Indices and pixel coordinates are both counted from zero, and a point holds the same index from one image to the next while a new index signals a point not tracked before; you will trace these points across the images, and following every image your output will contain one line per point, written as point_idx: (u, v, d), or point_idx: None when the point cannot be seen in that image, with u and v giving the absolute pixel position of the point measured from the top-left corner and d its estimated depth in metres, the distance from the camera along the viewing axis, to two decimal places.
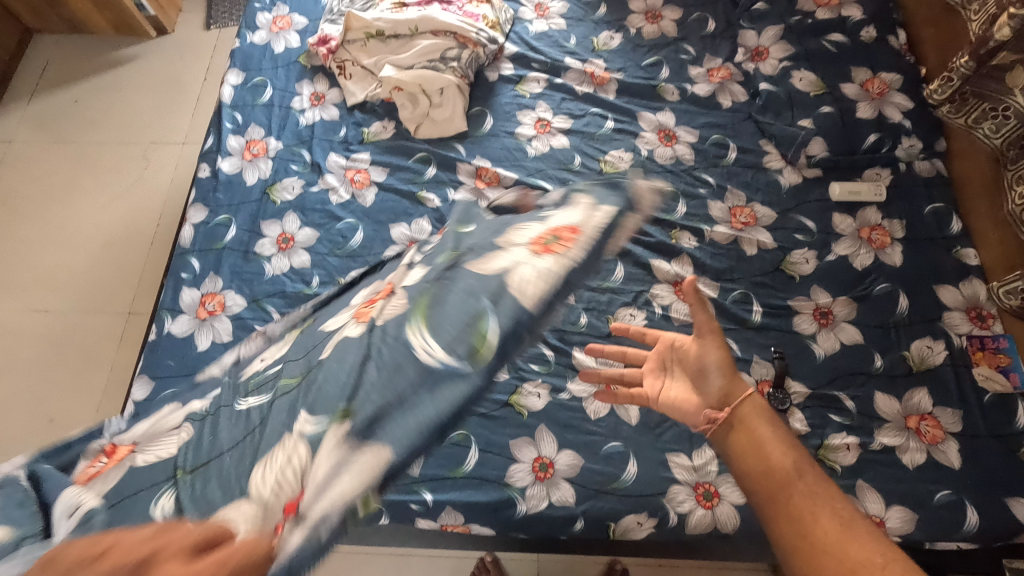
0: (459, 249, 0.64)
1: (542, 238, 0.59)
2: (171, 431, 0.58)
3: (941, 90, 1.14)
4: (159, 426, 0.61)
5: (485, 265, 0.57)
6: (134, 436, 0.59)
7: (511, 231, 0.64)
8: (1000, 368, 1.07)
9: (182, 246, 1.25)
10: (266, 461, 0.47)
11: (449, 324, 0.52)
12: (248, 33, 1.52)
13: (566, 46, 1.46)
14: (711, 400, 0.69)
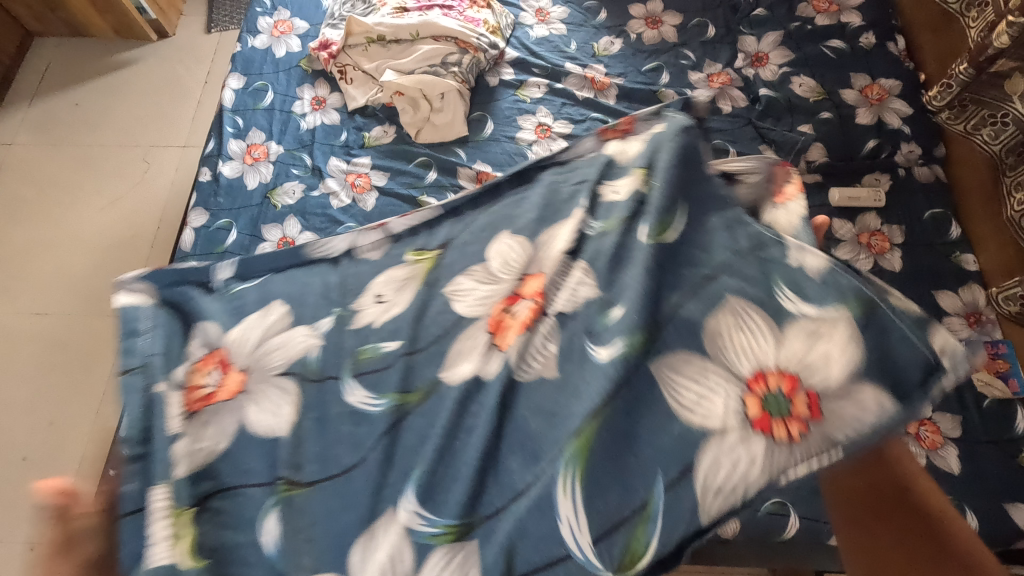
0: (643, 329, 0.63)
1: (756, 398, 0.59)
2: (272, 375, 0.70)
3: (941, 96, 1.13)
4: (265, 333, 0.73)
5: (701, 412, 0.60)
6: (237, 352, 0.71)
7: (731, 328, 0.63)
8: (999, 373, 1.08)
9: (182, 251, 1.25)
10: (363, 539, 0.59)
11: (606, 500, 0.57)
12: (249, 37, 1.53)
13: (566, 51, 1.47)
14: (870, 482, 0.64)
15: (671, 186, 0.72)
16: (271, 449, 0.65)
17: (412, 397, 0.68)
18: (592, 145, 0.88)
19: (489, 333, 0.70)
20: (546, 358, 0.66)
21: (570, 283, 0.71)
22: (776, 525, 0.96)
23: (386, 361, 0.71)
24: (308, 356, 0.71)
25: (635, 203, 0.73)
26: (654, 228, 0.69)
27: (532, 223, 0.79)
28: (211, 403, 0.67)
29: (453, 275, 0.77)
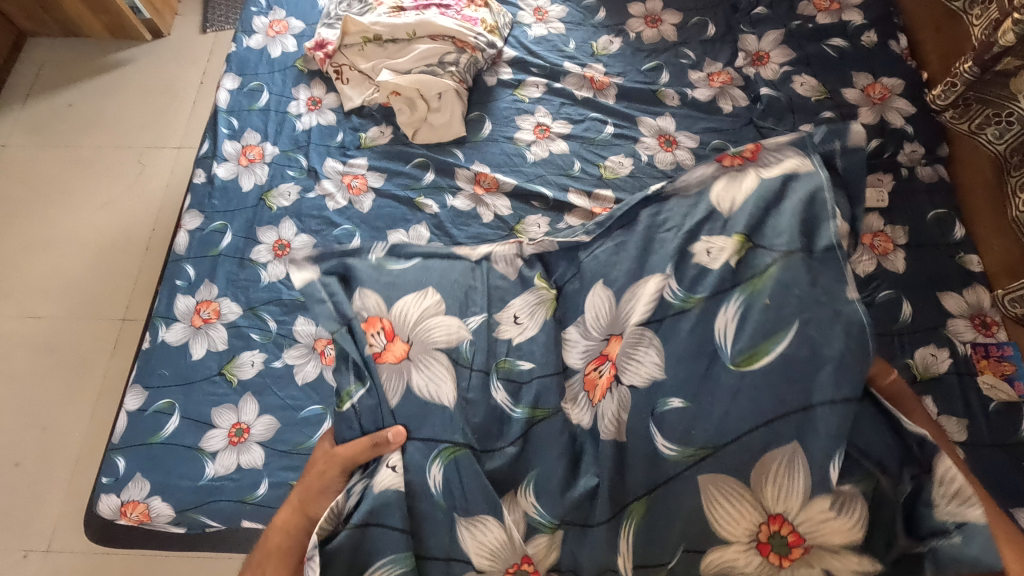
0: (712, 445, 0.70)
1: (767, 530, 0.68)
2: (431, 348, 0.86)
3: (945, 95, 1.13)
4: (421, 314, 0.89)
5: (729, 524, 0.69)
6: (399, 323, 0.88)
7: (779, 471, 0.67)
8: (1004, 377, 1.06)
9: (176, 254, 1.24)
10: (466, 521, 0.76)
11: (659, 530, 0.72)
12: (244, 37, 1.51)
13: (565, 50, 1.45)
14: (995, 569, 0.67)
15: (778, 300, 0.73)
16: (437, 414, 0.82)
17: (541, 413, 0.84)
18: (724, 188, 0.86)
19: (585, 391, 0.84)
20: (617, 425, 0.77)
21: (645, 346, 0.78)
22: None
23: (521, 380, 0.86)
24: (461, 344, 0.88)
25: (720, 283, 0.77)
26: (749, 353, 0.72)
27: (625, 281, 0.85)
28: (382, 361, 0.86)
29: (570, 324, 0.89)
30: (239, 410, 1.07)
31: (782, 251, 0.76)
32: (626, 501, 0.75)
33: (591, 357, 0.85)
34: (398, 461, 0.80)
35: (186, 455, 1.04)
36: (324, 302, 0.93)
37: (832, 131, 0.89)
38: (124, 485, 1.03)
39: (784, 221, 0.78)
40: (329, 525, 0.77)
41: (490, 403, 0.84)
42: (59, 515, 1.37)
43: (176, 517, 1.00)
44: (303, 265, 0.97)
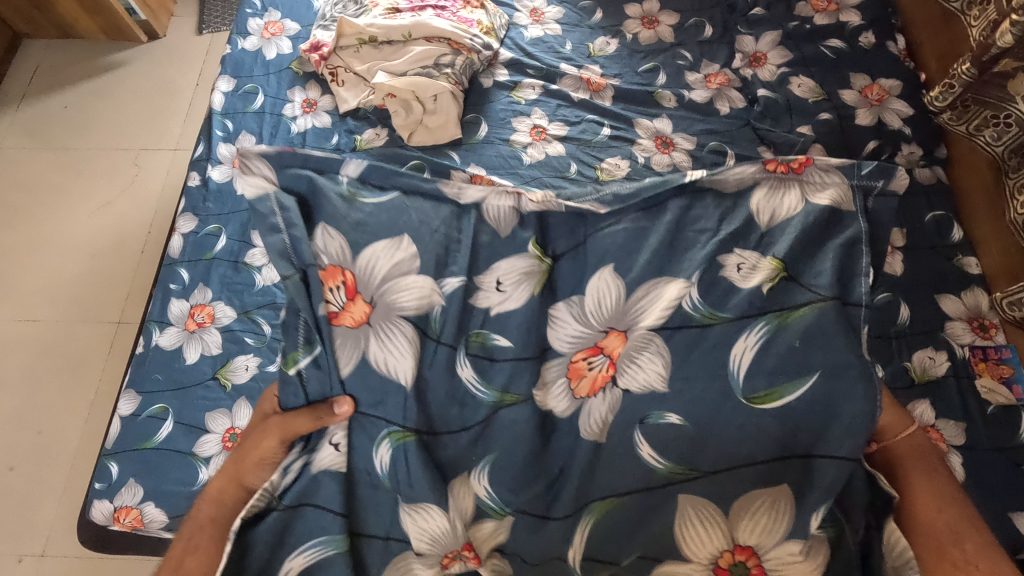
0: (704, 471, 0.75)
1: (731, 558, 0.72)
2: (396, 316, 0.82)
3: (943, 97, 1.12)
4: (390, 272, 0.83)
5: (697, 549, 0.73)
6: (365, 283, 0.82)
7: (761, 509, 0.72)
8: (1002, 380, 1.06)
9: (171, 257, 1.23)
10: (408, 507, 0.78)
11: (611, 532, 0.77)
12: (239, 39, 1.50)
13: (561, 52, 1.45)
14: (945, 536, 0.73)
15: (809, 337, 0.76)
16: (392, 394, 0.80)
17: (511, 398, 0.82)
18: (772, 203, 0.86)
19: (568, 377, 0.83)
20: (601, 426, 0.80)
21: (650, 351, 0.80)
22: None
23: (491, 357, 0.84)
24: (431, 312, 0.84)
25: (750, 306, 0.80)
26: (768, 390, 0.75)
27: (639, 276, 0.85)
28: (338, 324, 0.82)
29: (561, 302, 0.87)
30: (233, 415, 1.06)
31: (822, 293, 0.78)
32: (587, 503, 0.78)
33: (580, 344, 0.84)
34: (341, 440, 0.81)
35: (179, 461, 1.04)
36: (280, 233, 0.82)
37: (878, 170, 0.91)
38: (117, 491, 1.02)
39: (821, 263, 0.81)
40: (263, 501, 0.78)
41: (455, 381, 0.83)
42: (53, 520, 1.36)
43: (169, 524, 1.00)
44: (258, 164, 0.85)
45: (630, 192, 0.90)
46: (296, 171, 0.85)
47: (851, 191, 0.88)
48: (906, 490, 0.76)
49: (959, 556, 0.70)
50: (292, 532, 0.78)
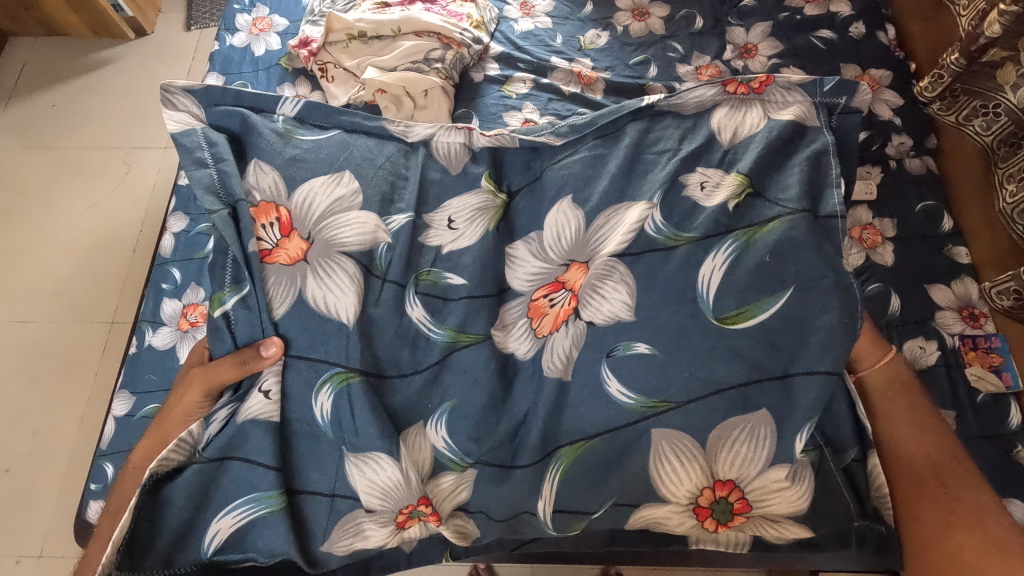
0: (676, 403, 0.80)
1: (712, 496, 0.80)
2: (336, 252, 0.87)
3: (932, 87, 1.13)
4: (327, 207, 0.89)
5: (674, 488, 0.80)
6: (300, 219, 0.89)
7: (741, 439, 0.78)
8: (992, 368, 1.06)
9: (162, 257, 1.23)
10: (355, 456, 0.82)
11: (586, 476, 0.82)
12: (227, 35, 1.49)
13: (552, 45, 1.44)
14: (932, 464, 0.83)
15: (773, 245, 0.82)
16: (336, 332, 0.83)
17: (465, 336, 0.87)
18: (732, 128, 0.94)
19: (529, 318, 0.88)
20: (565, 362, 0.84)
21: (614, 280, 0.85)
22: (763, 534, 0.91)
23: (445, 294, 0.90)
24: (374, 249, 0.89)
25: (715, 222, 0.85)
26: (738, 310, 0.80)
27: (599, 203, 0.91)
28: (270, 261, 0.88)
29: (518, 242, 0.93)
30: None
31: (788, 207, 0.85)
32: (558, 445, 0.83)
33: (537, 281, 0.90)
34: (270, 387, 0.83)
35: None
36: (208, 168, 0.92)
37: (842, 85, 0.97)
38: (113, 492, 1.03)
39: (792, 181, 0.88)
40: (181, 455, 0.82)
41: (405, 320, 0.88)
42: (51, 521, 1.36)
43: None
44: (182, 100, 0.96)
45: (586, 121, 0.97)
46: (228, 110, 0.96)
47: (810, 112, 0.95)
48: (890, 423, 0.87)
49: (945, 492, 0.80)
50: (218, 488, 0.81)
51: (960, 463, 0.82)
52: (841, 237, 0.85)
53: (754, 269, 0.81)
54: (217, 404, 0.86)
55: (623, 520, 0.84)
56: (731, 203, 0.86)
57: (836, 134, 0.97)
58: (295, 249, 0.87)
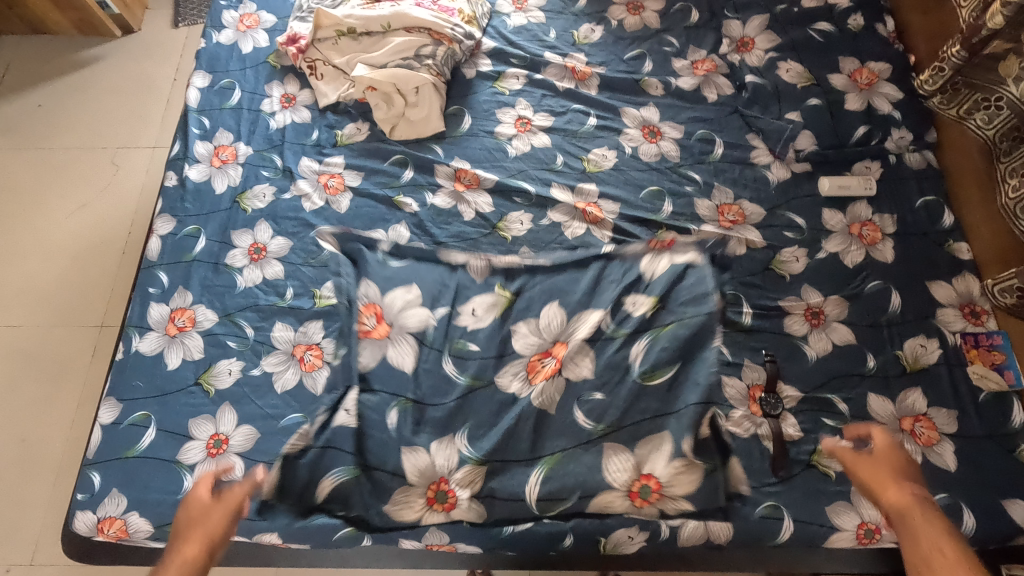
0: (615, 425, 0.96)
1: (639, 484, 0.94)
2: (402, 332, 1.06)
3: (933, 80, 1.11)
4: (402, 305, 1.08)
5: (617, 476, 0.94)
6: (387, 309, 1.08)
7: (649, 444, 0.95)
8: (994, 366, 1.05)
9: (149, 260, 1.20)
10: (406, 449, 0.97)
11: (570, 473, 0.94)
12: (213, 32, 1.46)
13: (546, 40, 1.41)
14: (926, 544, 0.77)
15: (670, 339, 1.01)
16: (397, 378, 1.02)
17: (481, 381, 1.03)
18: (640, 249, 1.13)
19: (526, 372, 1.02)
20: (549, 399, 0.98)
21: (584, 356, 1.02)
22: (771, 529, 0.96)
23: (471, 357, 1.05)
24: (427, 330, 1.06)
25: (641, 324, 1.04)
26: (649, 371, 0.99)
27: (577, 306, 1.07)
28: (366, 338, 1.05)
29: (519, 320, 1.07)
30: (217, 421, 1.05)
31: (678, 316, 1.04)
32: (540, 455, 0.97)
33: (533, 345, 1.05)
34: (350, 406, 0.99)
35: (162, 469, 1.02)
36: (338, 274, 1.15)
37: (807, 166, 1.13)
38: (101, 502, 1.00)
39: (684, 296, 1.05)
40: (302, 443, 0.98)
41: (440, 372, 1.04)
42: (41, 529, 1.34)
43: (155, 533, 0.98)
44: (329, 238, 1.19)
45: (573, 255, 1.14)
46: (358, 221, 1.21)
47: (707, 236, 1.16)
48: (902, 509, 0.83)
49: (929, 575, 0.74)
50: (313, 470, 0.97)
51: (953, 552, 0.75)
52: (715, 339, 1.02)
53: (659, 355, 1.00)
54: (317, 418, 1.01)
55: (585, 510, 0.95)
56: (644, 311, 1.05)
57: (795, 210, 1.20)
58: (376, 329, 1.06)
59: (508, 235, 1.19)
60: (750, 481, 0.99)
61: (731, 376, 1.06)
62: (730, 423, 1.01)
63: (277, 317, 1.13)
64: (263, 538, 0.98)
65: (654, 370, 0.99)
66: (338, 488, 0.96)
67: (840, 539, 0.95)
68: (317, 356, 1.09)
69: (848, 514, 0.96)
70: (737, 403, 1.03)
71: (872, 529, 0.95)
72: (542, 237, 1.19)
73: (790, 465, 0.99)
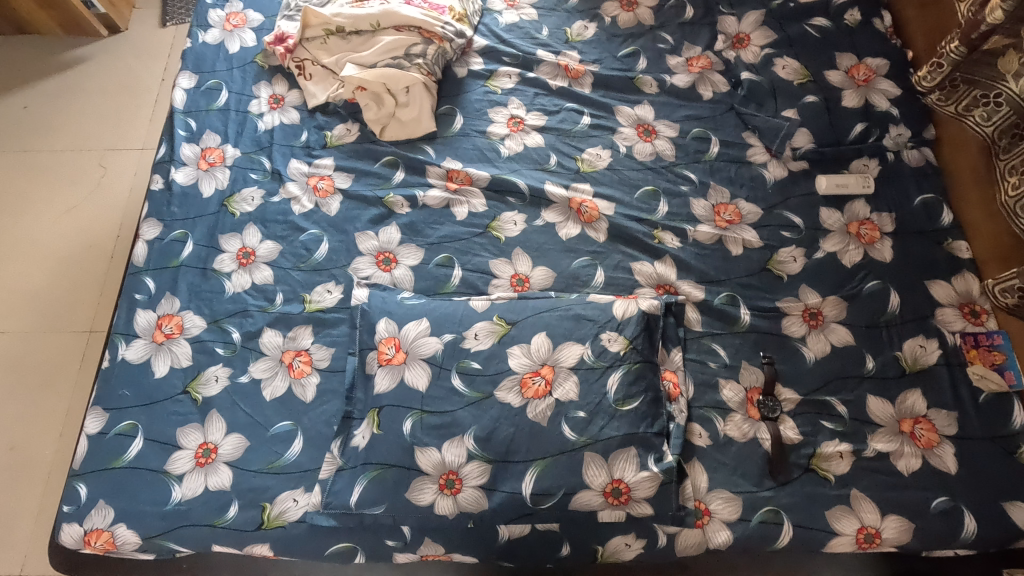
0: (594, 436, 0.94)
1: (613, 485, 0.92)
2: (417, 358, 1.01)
3: (930, 77, 1.09)
4: (416, 335, 1.03)
5: (594, 479, 0.92)
6: (405, 338, 1.03)
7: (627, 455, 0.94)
8: (995, 366, 1.03)
9: (135, 265, 1.18)
10: (419, 450, 0.94)
11: (558, 474, 0.92)
12: (199, 32, 1.43)
13: (538, 38, 1.39)
14: None
15: (639, 378, 0.99)
16: (405, 395, 0.98)
17: (484, 396, 0.97)
18: (651, 273, 1.13)
19: (520, 387, 0.97)
20: (545, 412, 0.95)
21: (571, 383, 0.97)
22: (770, 533, 0.94)
23: (477, 373, 0.99)
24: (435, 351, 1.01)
25: (615, 357, 0.99)
26: (622, 399, 0.97)
27: (564, 332, 1.01)
28: (386, 364, 1.01)
29: (513, 342, 1.01)
30: (206, 429, 1.03)
31: (643, 357, 1.01)
32: (533, 456, 0.93)
33: (528, 365, 0.98)
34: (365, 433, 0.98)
35: (150, 479, 1.00)
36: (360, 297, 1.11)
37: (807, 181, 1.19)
38: (87, 514, 0.98)
39: (650, 341, 1.03)
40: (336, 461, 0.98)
41: (447, 385, 0.98)
42: (30, 539, 1.32)
43: (143, 545, 0.96)
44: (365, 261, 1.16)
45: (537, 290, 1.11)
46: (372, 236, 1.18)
47: (704, 285, 1.12)
48: None
49: None
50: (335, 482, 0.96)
51: None
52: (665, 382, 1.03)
53: (631, 391, 0.97)
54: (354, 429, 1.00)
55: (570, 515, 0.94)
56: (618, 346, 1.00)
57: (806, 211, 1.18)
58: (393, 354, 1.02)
59: (500, 236, 1.18)
60: (748, 485, 0.97)
61: (728, 378, 1.05)
62: (728, 426, 1.02)
63: (266, 323, 1.11)
64: (254, 550, 0.96)
65: (626, 404, 0.96)
66: (366, 496, 0.94)
67: (840, 544, 0.93)
68: (306, 362, 1.07)
69: (848, 519, 0.94)
70: (735, 407, 1.03)
71: (872, 533, 0.93)
72: (535, 238, 1.17)
73: (789, 469, 0.98)
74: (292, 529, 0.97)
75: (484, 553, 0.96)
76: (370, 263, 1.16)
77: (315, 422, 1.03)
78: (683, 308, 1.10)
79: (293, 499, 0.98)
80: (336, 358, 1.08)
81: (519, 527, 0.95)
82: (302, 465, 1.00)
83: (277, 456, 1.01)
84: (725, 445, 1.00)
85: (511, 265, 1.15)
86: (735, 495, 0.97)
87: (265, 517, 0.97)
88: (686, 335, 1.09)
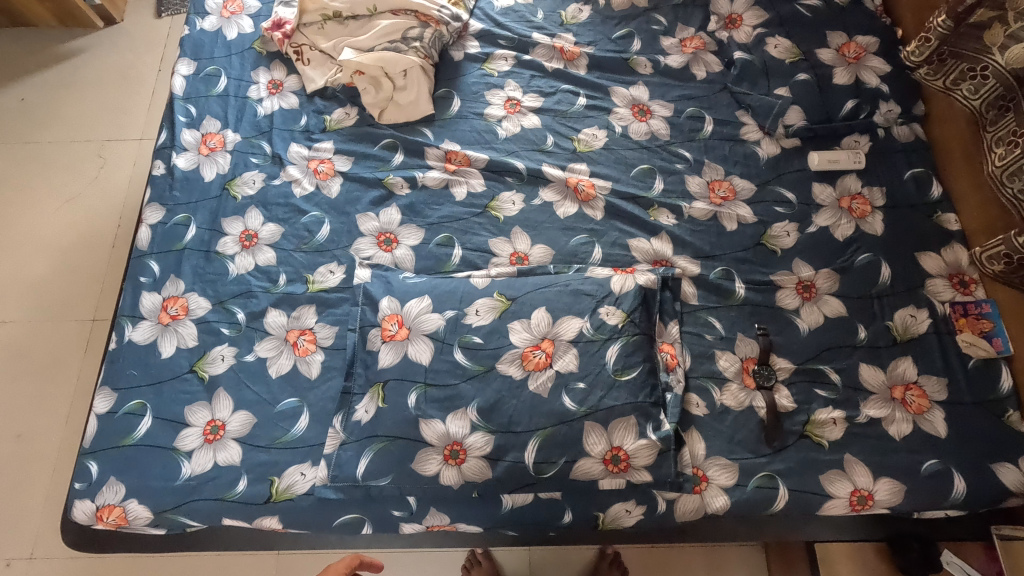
0: (594, 406, 0.96)
1: (613, 454, 0.95)
2: (419, 334, 1.03)
3: (919, 51, 1.12)
4: (418, 312, 1.05)
5: (594, 447, 0.95)
6: (408, 314, 1.05)
7: (627, 424, 0.96)
8: (983, 334, 1.06)
9: (139, 249, 1.19)
10: (423, 422, 0.96)
11: (559, 442, 0.95)
12: (197, 19, 1.44)
13: (533, 21, 1.41)
14: None
15: (638, 350, 1.01)
16: (409, 369, 1.00)
17: (487, 368, 0.99)
18: (647, 249, 1.15)
19: (523, 360, 0.99)
20: (547, 383, 0.97)
21: (571, 354, 0.99)
22: (765, 498, 0.97)
23: (480, 347, 1.01)
24: (436, 326, 1.03)
25: (613, 330, 1.01)
26: (622, 370, 0.99)
27: (562, 306, 1.03)
28: (389, 339, 1.03)
29: (514, 318, 1.03)
30: (213, 407, 1.05)
31: (641, 329, 1.03)
32: (535, 426, 0.95)
33: (528, 339, 1.01)
34: (369, 407, 1.00)
35: (160, 456, 1.02)
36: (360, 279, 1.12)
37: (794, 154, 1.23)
38: (99, 490, 1.00)
39: (646, 314, 1.05)
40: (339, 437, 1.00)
41: (449, 360, 1.00)
42: (40, 524, 1.34)
43: (154, 519, 0.99)
44: (365, 243, 1.18)
45: (539, 265, 1.13)
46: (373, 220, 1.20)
47: (699, 261, 1.15)
48: None
49: None
50: (338, 459, 0.98)
51: None
52: (660, 354, 1.06)
53: (630, 362, 1.00)
54: (355, 404, 1.01)
55: (570, 483, 0.96)
56: (616, 319, 1.02)
57: (798, 189, 1.20)
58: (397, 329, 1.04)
59: (499, 215, 1.19)
60: (744, 452, 1.00)
61: (724, 350, 1.08)
62: (725, 396, 1.04)
63: (270, 303, 1.13)
64: (263, 522, 0.99)
65: (624, 373, 0.99)
66: (372, 467, 0.96)
67: (834, 506, 0.96)
68: (310, 341, 1.09)
69: (841, 482, 0.97)
70: (731, 376, 1.05)
71: (864, 495, 0.96)
72: (533, 217, 1.19)
73: (783, 436, 1.01)
74: (300, 501, 0.99)
75: (489, 520, 0.99)
76: (371, 244, 1.17)
77: (320, 398, 1.05)
78: (679, 283, 1.12)
79: (301, 472, 1.00)
80: (339, 337, 1.10)
81: (522, 496, 0.98)
82: (307, 441, 1.02)
83: (285, 431, 1.03)
84: (722, 414, 1.03)
85: (510, 244, 1.16)
86: (732, 462, 0.99)
87: (274, 490, 0.99)
88: (683, 309, 1.11)
